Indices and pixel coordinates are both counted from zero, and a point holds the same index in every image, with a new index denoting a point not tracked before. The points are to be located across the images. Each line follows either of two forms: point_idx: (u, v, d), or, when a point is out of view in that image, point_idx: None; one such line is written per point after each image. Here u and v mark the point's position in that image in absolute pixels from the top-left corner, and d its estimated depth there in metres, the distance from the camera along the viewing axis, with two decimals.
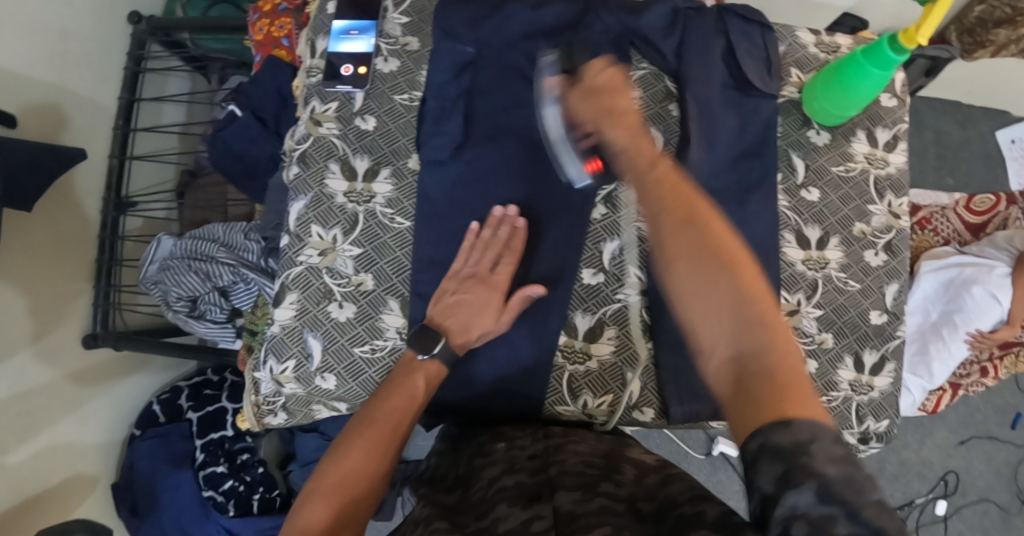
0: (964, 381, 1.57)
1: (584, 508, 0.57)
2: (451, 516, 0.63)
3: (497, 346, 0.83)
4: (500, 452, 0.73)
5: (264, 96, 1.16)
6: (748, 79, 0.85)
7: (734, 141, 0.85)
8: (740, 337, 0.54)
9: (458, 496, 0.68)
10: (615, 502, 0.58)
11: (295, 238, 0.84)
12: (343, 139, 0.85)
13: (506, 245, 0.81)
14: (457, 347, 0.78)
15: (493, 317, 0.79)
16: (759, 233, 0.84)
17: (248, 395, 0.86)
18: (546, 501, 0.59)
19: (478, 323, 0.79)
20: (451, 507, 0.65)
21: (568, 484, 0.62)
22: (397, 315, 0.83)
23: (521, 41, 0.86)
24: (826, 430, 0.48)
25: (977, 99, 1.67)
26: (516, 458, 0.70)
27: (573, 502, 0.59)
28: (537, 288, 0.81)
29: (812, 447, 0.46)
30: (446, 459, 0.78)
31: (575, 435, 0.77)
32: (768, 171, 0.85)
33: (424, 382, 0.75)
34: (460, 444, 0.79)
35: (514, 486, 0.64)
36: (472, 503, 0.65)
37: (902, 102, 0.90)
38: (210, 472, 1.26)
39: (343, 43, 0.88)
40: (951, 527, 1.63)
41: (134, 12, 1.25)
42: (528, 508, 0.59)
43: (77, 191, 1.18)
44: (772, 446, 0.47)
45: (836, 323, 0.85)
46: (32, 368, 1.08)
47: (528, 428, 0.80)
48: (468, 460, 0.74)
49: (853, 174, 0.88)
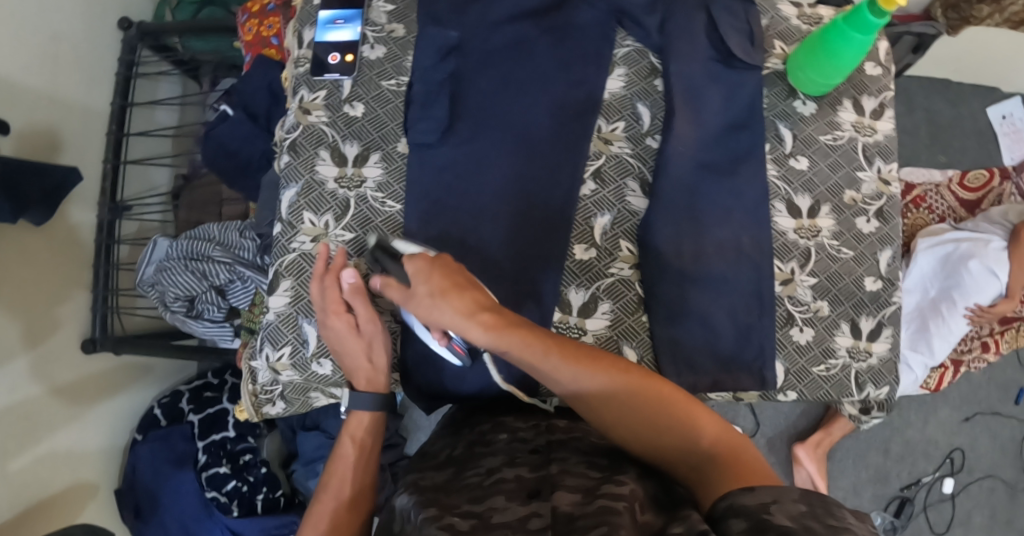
0: (966, 357, 1.57)
1: (583, 510, 0.56)
2: (443, 498, 0.63)
3: None
4: (501, 442, 0.73)
5: (255, 95, 1.17)
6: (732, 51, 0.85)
7: (723, 114, 0.85)
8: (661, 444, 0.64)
9: (450, 475, 0.69)
10: (616, 500, 0.57)
11: (287, 226, 0.84)
12: (332, 126, 0.86)
13: (324, 274, 0.79)
14: (378, 391, 0.81)
15: (354, 335, 0.78)
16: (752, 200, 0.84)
17: (246, 385, 0.85)
18: (544, 497, 0.60)
19: (355, 352, 0.79)
20: (442, 486, 0.66)
21: (569, 484, 0.62)
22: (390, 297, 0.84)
23: (506, 23, 0.87)
24: (786, 492, 0.52)
25: (965, 76, 1.68)
26: (516, 451, 0.71)
27: (571, 503, 0.58)
28: (351, 272, 0.78)
29: (772, 507, 0.50)
30: (445, 440, 0.79)
31: (579, 427, 0.77)
32: (755, 141, 0.86)
33: (353, 443, 0.80)
34: (460, 430, 0.80)
35: (514, 479, 0.65)
36: (467, 486, 0.65)
37: (888, 70, 0.91)
38: (213, 473, 1.24)
39: (331, 33, 0.88)
40: (959, 505, 1.63)
41: (125, 18, 1.27)
42: (527, 504, 0.59)
43: (74, 196, 1.18)
44: (738, 506, 0.52)
45: (831, 291, 0.85)
46: (31, 374, 1.08)
47: (530, 419, 0.80)
48: (467, 446, 0.75)
49: (841, 142, 0.88)
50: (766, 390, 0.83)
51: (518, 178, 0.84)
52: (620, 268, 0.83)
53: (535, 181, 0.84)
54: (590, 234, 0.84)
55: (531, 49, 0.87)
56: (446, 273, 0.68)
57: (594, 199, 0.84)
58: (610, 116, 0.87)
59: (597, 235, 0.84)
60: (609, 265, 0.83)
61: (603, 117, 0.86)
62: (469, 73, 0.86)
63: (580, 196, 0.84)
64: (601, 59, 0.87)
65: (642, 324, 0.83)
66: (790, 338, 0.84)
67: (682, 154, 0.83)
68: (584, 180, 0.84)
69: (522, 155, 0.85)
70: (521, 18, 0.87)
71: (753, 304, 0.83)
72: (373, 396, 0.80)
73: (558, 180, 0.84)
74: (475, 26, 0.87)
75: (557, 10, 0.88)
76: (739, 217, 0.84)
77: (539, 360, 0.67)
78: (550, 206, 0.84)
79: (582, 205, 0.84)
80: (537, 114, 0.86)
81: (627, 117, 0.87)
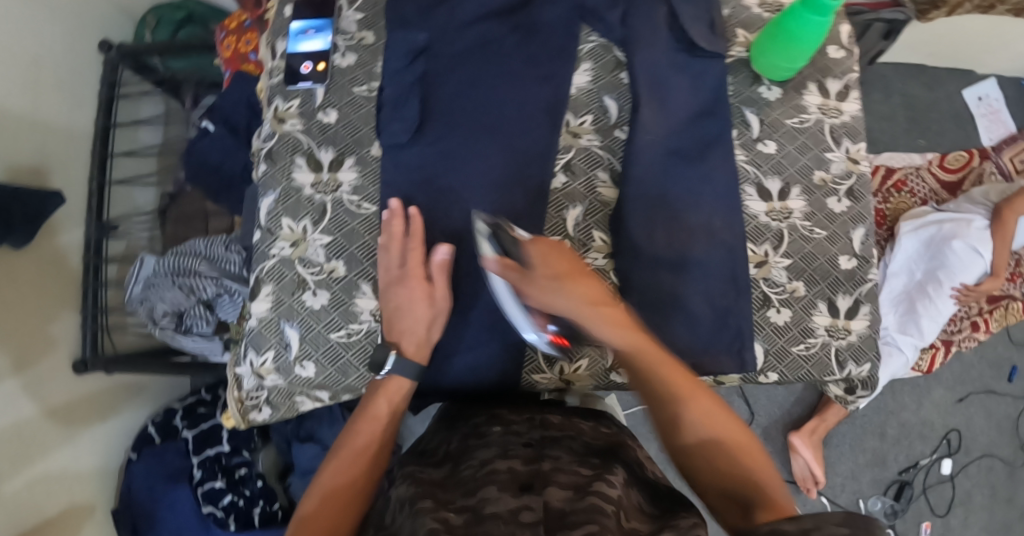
0: (955, 337, 1.58)
1: (574, 505, 0.58)
2: (437, 492, 0.64)
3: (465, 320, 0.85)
4: (495, 435, 0.74)
5: (235, 109, 1.18)
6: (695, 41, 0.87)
7: (690, 102, 0.86)
8: (706, 461, 0.66)
9: (447, 471, 0.69)
10: (606, 501, 0.59)
11: (266, 232, 0.85)
12: (307, 133, 0.87)
13: (405, 237, 0.81)
14: (418, 362, 0.79)
15: (426, 306, 0.79)
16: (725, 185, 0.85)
17: (231, 391, 0.86)
18: (535, 491, 0.60)
19: (417, 318, 0.79)
20: (439, 482, 0.67)
21: (561, 480, 0.63)
22: (370, 298, 0.84)
23: (473, 24, 0.88)
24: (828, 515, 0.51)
25: (939, 60, 1.70)
26: (510, 444, 0.71)
27: (563, 499, 0.59)
28: (445, 248, 0.80)
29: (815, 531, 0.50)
30: (440, 434, 0.79)
31: (572, 427, 0.78)
32: (725, 127, 0.87)
33: (387, 403, 0.76)
34: (456, 423, 0.80)
35: (507, 471, 0.65)
36: (462, 480, 0.66)
37: (851, 52, 0.92)
38: (209, 488, 1.24)
39: (302, 43, 0.90)
40: (958, 486, 1.63)
41: (104, 41, 1.28)
42: (518, 497, 0.60)
43: (60, 217, 1.19)
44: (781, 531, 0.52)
45: (806, 271, 0.86)
46: (23, 395, 1.09)
47: (523, 414, 0.81)
48: (462, 439, 0.75)
49: (807, 125, 0.89)
50: (746, 372, 0.84)
51: (492, 175, 0.86)
52: (594, 258, 0.85)
53: (508, 177, 0.86)
54: (563, 226, 0.86)
55: (499, 49, 0.88)
56: (567, 261, 0.70)
57: (565, 192, 0.86)
58: (579, 110, 0.88)
59: (570, 227, 0.85)
60: (583, 256, 0.85)
61: (570, 112, 0.88)
62: (439, 75, 0.87)
63: (551, 189, 0.86)
64: (569, 55, 0.89)
65: None
66: (767, 320, 0.85)
67: (650, 144, 0.84)
68: (554, 173, 0.86)
69: (495, 152, 0.86)
70: (488, 19, 0.89)
71: (731, 288, 0.84)
72: (416, 365, 0.78)
73: (530, 175, 0.86)
74: (443, 29, 0.88)
75: (524, 10, 0.89)
76: (711, 202, 0.85)
77: (636, 356, 0.68)
78: (524, 201, 0.85)
79: (554, 198, 0.86)
80: (508, 111, 0.87)
81: (594, 110, 0.88)
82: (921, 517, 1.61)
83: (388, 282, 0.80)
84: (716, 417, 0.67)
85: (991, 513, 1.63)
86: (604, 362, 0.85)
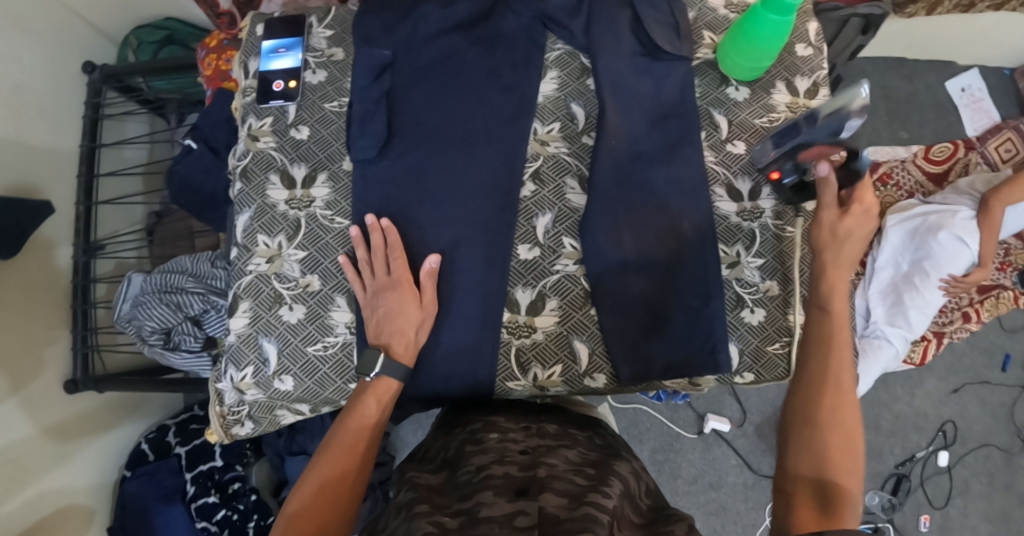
0: (947, 329, 1.57)
1: (568, 513, 0.58)
2: (435, 498, 0.65)
3: (441, 329, 0.85)
4: (492, 441, 0.73)
5: (215, 127, 1.20)
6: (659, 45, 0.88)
7: (654, 107, 0.88)
8: (821, 433, 0.69)
9: (445, 477, 0.70)
10: (601, 512, 0.59)
11: (243, 249, 0.87)
12: (280, 150, 0.89)
13: (388, 248, 0.83)
14: (406, 362, 0.80)
15: (416, 308, 0.81)
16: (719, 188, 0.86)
17: (213, 407, 0.86)
18: (531, 496, 0.61)
19: (407, 321, 0.80)
20: (437, 487, 0.68)
21: (556, 487, 0.63)
22: (345, 311, 0.85)
23: (439, 37, 0.90)
24: None
25: (918, 52, 1.70)
26: (507, 450, 0.71)
27: (557, 506, 0.60)
28: (435, 257, 0.83)
29: None
30: (438, 442, 0.79)
31: (567, 435, 0.78)
32: (692, 128, 0.87)
33: (376, 403, 0.76)
34: (453, 429, 0.80)
35: (503, 476, 0.65)
36: (459, 485, 0.67)
37: (818, 50, 0.93)
38: (202, 504, 1.25)
39: (274, 61, 0.92)
40: (956, 477, 1.62)
41: (88, 62, 1.30)
42: (513, 502, 0.60)
43: (46, 239, 1.21)
44: None
45: (780, 270, 0.86)
46: (17, 417, 1.10)
47: (521, 422, 0.80)
48: (458, 444, 0.75)
49: (776, 124, 0.90)
50: (721, 373, 0.83)
51: (461, 186, 0.87)
52: (565, 265, 0.86)
53: (478, 186, 0.87)
54: (533, 234, 0.87)
55: (465, 59, 0.90)
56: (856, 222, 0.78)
57: (535, 200, 0.87)
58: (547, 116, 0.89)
59: (540, 234, 0.87)
60: (554, 262, 0.86)
61: (538, 120, 0.89)
62: (407, 88, 0.89)
63: (521, 198, 0.87)
64: (534, 63, 0.90)
65: (590, 318, 0.85)
66: (741, 320, 0.85)
67: (616, 149, 0.86)
68: (523, 182, 0.87)
69: (465, 163, 0.88)
70: (454, 31, 0.90)
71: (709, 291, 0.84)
72: (404, 366, 0.79)
73: (499, 183, 0.87)
74: (409, 43, 0.90)
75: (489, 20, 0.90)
76: (681, 202, 0.86)
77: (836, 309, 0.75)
78: (494, 211, 0.86)
79: (525, 206, 0.87)
80: (475, 121, 0.88)
81: (562, 117, 0.89)
82: (919, 509, 1.60)
83: (376, 291, 0.82)
84: (852, 435, 0.70)
85: (990, 502, 1.62)
86: (579, 367, 0.85)
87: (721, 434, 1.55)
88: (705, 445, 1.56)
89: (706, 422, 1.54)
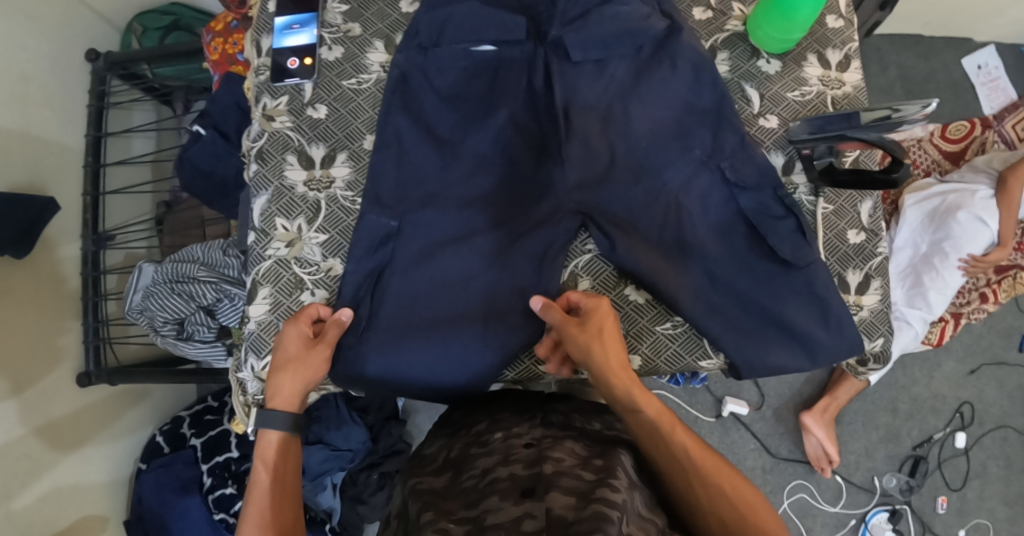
0: (964, 310, 1.56)
1: (577, 514, 0.56)
2: (438, 503, 0.64)
3: (457, 299, 0.84)
4: (497, 441, 0.71)
5: (225, 112, 1.18)
6: (742, 175, 0.82)
7: (729, 256, 0.83)
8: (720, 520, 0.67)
9: (448, 479, 0.69)
10: (612, 508, 0.57)
11: (261, 233, 0.86)
12: (297, 130, 0.88)
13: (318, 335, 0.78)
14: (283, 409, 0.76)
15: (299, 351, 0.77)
16: (790, 322, 0.82)
17: (236, 396, 0.86)
18: (537, 497, 0.59)
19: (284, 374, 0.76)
20: (441, 491, 0.66)
21: (564, 484, 0.61)
22: (317, 294, 0.85)
23: (494, 147, 0.86)
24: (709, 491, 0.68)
25: (935, 29, 1.67)
26: (512, 447, 0.69)
27: (565, 507, 0.58)
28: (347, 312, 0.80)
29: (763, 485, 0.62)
30: (440, 443, 0.78)
31: (573, 426, 0.75)
32: (802, 250, 0.81)
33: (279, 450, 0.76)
34: (459, 431, 0.78)
35: (508, 477, 0.64)
36: (464, 490, 0.65)
37: (849, 22, 0.91)
38: (220, 495, 1.25)
39: (288, 38, 0.90)
40: (974, 459, 1.61)
41: (91, 49, 1.26)
42: (520, 504, 0.59)
43: (54, 231, 1.18)
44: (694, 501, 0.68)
45: (839, 248, 0.87)
46: (11, 419, 1.04)
47: (525, 413, 0.78)
48: (463, 446, 0.74)
49: (808, 97, 0.88)
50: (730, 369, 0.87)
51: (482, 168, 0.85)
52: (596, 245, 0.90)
53: (500, 164, 0.86)
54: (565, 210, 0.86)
55: (519, 163, 0.87)
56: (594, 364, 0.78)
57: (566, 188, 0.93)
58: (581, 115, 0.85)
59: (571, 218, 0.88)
60: (585, 242, 0.90)
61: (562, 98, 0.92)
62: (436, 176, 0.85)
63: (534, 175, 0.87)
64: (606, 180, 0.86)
65: (620, 298, 0.89)
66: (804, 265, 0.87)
67: (686, 312, 0.83)
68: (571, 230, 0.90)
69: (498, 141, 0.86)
70: (509, 150, 0.86)
71: (766, 286, 0.82)
72: (284, 414, 0.76)
73: (522, 163, 0.87)
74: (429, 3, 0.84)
75: (537, 107, 0.86)
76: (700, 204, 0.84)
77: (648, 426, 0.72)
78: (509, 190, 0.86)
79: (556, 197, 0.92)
80: (523, 253, 0.85)
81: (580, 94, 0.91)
82: (938, 492, 1.59)
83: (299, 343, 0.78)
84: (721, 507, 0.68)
85: (1007, 484, 1.61)
86: None
87: (740, 417, 1.55)
88: (723, 428, 1.55)
89: (724, 405, 1.54)
